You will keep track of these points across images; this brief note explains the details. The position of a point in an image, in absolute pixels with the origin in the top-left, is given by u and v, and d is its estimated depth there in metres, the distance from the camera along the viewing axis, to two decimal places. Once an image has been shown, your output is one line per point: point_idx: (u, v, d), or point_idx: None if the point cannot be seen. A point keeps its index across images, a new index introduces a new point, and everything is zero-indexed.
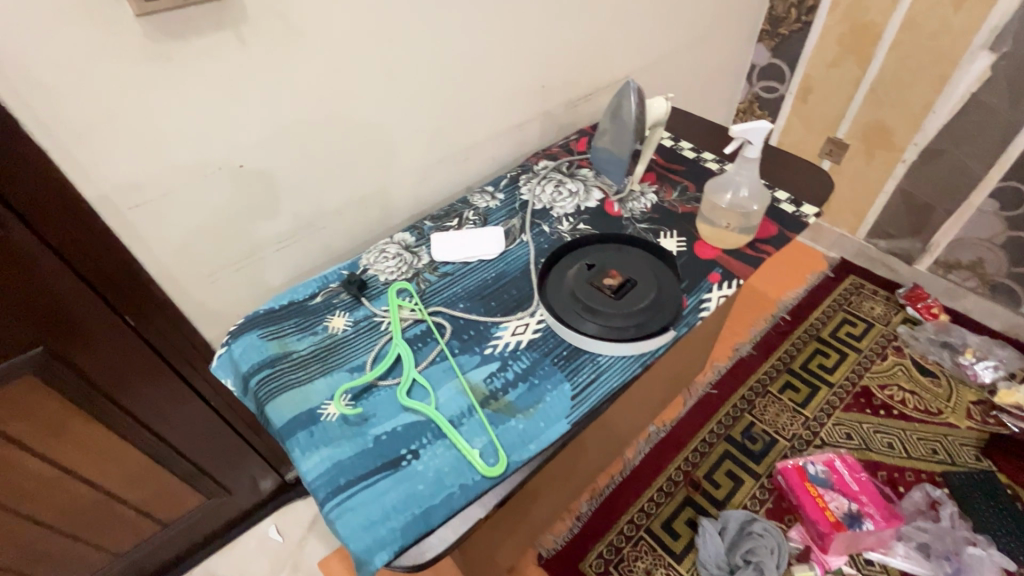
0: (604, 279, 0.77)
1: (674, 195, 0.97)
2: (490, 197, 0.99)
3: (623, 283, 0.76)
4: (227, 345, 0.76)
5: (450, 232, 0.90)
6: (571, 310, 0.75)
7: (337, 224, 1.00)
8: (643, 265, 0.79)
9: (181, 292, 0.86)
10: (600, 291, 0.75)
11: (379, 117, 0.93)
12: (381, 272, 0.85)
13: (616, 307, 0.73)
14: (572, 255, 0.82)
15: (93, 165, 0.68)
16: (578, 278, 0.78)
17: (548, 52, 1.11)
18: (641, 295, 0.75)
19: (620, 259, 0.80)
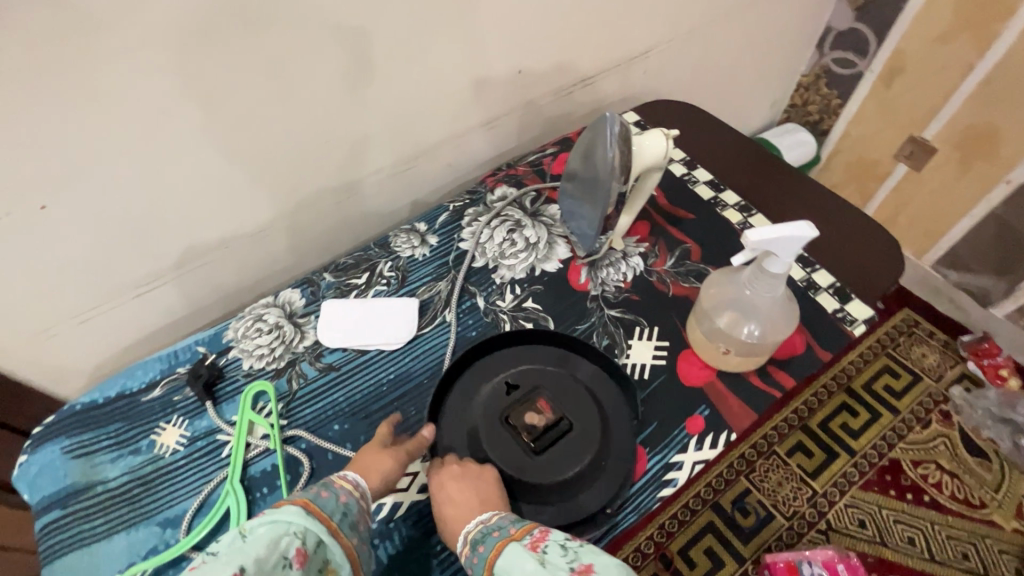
0: (527, 415, 0.53)
1: (667, 262, 0.69)
2: (418, 241, 0.74)
3: (551, 429, 0.52)
4: (26, 454, 0.58)
5: (350, 300, 0.67)
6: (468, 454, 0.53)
7: (223, 255, 0.77)
8: (591, 398, 0.55)
9: (3, 352, 0.67)
10: (514, 436, 0.52)
11: (266, 127, 0.67)
12: (247, 354, 0.64)
13: (529, 471, 0.51)
14: (499, 354, 0.58)
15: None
16: (492, 402, 0.54)
17: (528, 26, 0.80)
18: (571, 457, 0.51)
19: (560, 383, 0.55)
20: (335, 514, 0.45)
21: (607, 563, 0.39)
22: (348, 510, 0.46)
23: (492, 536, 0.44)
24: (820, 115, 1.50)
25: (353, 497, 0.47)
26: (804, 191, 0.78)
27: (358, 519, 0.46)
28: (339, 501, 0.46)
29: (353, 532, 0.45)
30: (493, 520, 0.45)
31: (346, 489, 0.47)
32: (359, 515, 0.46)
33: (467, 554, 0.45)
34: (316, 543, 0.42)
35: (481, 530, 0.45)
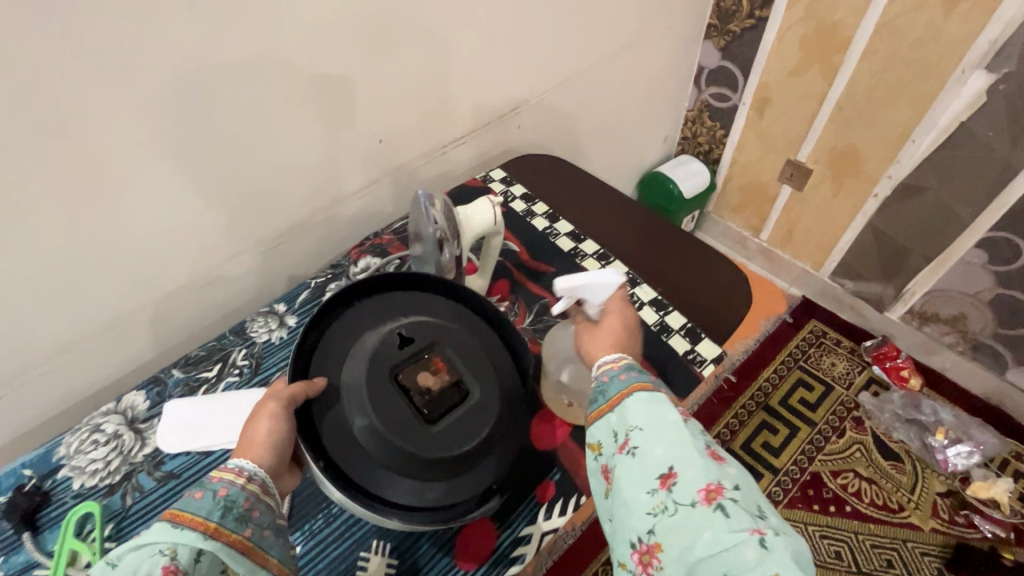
0: (421, 373, 0.51)
1: (526, 320, 0.70)
2: (276, 324, 0.72)
3: (447, 390, 0.50)
4: None
5: (194, 399, 0.64)
6: (353, 418, 0.48)
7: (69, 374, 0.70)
8: (483, 351, 0.54)
9: None
10: (408, 399, 0.49)
11: (98, 245, 0.62)
12: (78, 471, 0.59)
13: (417, 438, 0.48)
14: (379, 303, 0.55)
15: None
16: (383, 355, 0.50)
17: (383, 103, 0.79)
18: (475, 422, 0.50)
19: (454, 338, 0.53)
20: (209, 513, 0.43)
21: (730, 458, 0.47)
22: (239, 503, 0.44)
23: (631, 372, 0.52)
24: (709, 146, 1.57)
25: (235, 487, 0.45)
26: (661, 234, 0.81)
27: (247, 505, 0.45)
28: (217, 498, 0.44)
29: (241, 524, 0.44)
30: (629, 361, 0.53)
31: (227, 479, 0.45)
32: (247, 505, 0.45)
33: (604, 371, 0.53)
34: (194, 554, 0.41)
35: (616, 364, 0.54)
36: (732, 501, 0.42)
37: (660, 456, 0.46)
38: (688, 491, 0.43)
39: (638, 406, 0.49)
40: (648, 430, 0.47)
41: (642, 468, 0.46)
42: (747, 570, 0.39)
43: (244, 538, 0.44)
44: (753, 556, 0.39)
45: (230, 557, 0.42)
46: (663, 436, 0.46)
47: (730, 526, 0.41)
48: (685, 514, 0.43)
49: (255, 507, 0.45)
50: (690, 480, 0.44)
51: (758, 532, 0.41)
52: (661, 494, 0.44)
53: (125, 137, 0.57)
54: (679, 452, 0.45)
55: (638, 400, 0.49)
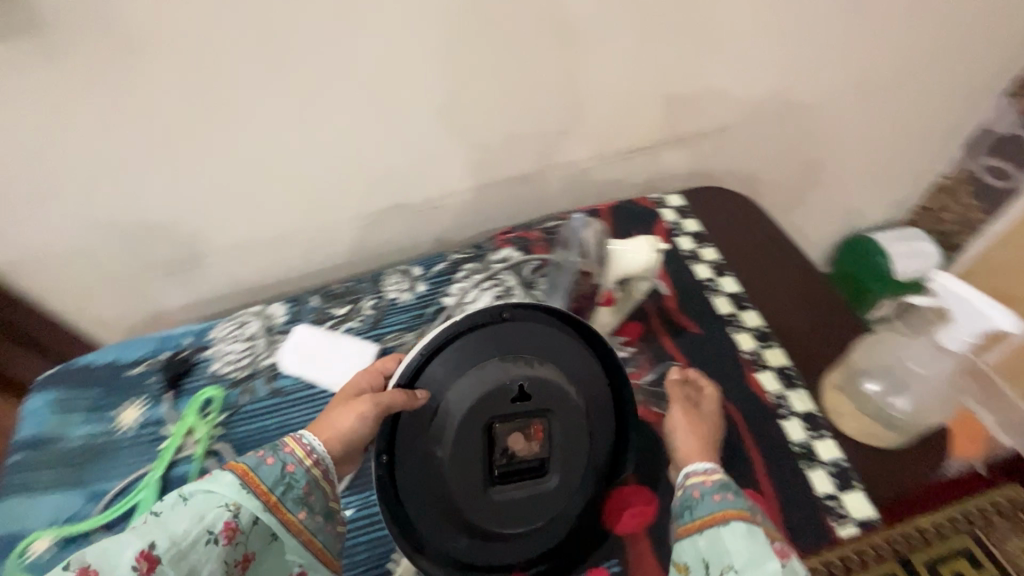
0: (513, 435, 0.47)
1: (646, 376, 0.62)
2: (407, 285, 0.74)
3: (529, 461, 0.48)
4: (28, 396, 0.68)
5: (320, 330, 0.68)
6: (425, 447, 0.47)
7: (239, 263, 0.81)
8: (589, 429, 0.49)
9: (49, 301, 0.77)
10: (485, 457, 0.46)
11: (278, 161, 0.70)
12: (219, 357, 0.68)
13: (476, 499, 0.46)
14: (528, 332, 0.49)
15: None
16: (497, 400, 0.45)
17: (565, 95, 0.74)
18: (542, 502, 0.48)
19: (574, 410, 0.47)
20: (275, 484, 0.44)
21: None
22: (298, 485, 0.46)
23: (726, 499, 0.46)
24: (954, 227, 1.24)
25: (302, 467, 0.46)
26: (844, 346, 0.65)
27: (305, 488, 0.46)
28: (284, 471, 0.45)
29: (300, 503, 0.45)
30: (723, 478, 0.48)
31: (297, 455, 0.46)
32: (304, 490, 0.46)
33: (694, 490, 0.48)
34: (253, 517, 0.43)
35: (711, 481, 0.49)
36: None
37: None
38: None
39: (733, 545, 0.43)
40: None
41: None
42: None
43: (296, 521, 0.45)
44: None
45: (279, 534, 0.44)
46: (750, 573, 0.41)
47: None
48: None
49: (311, 491, 0.46)
50: None
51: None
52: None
53: (318, 73, 0.62)
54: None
55: (734, 534, 0.43)
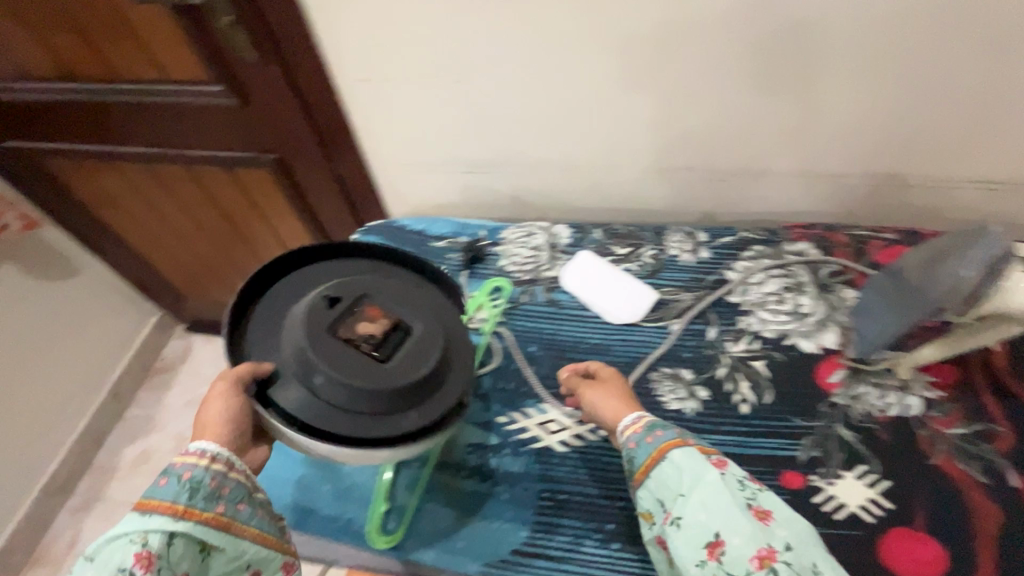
0: (359, 321, 0.56)
1: (955, 429, 0.55)
2: (690, 247, 0.73)
3: (383, 332, 0.55)
4: (356, 238, 0.82)
5: (603, 261, 0.71)
6: (318, 345, 0.53)
7: (524, 176, 0.90)
8: (366, 291, 0.58)
9: (378, 164, 0.92)
10: (348, 344, 0.54)
11: (601, 87, 0.75)
12: (507, 255, 0.75)
13: (367, 371, 0.53)
14: (307, 277, 0.61)
15: (340, 42, 0.75)
16: (319, 315, 0.54)
17: (855, 88, 0.69)
18: (421, 360, 0.55)
19: (392, 296, 0.59)
20: (177, 499, 0.48)
21: (777, 506, 0.45)
22: (205, 484, 0.50)
23: (670, 429, 0.49)
24: None
25: (199, 469, 0.50)
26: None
27: (215, 484, 0.50)
28: (181, 481, 0.49)
29: (207, 501, 0.49)
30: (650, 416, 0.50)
31: (189, 463, 0.50)
32: (213, 486, 0.50)
33: (630, 435, 0.50)
34: (165, 539, 0.47)
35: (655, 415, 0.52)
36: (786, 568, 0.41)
37: (701, 522, 0.44)
38: (743, 557, 0.41)
39: (677, 473, 0.46)
40: (692, 500, 0.45)
41: (687, 537, 0.44)
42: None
43: (220, 515, 0.50)
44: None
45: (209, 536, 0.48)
46: (699, 501, 0.44)
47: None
48: None
49: (230, 486, 0.51)
50: (737, 549, 0.42)
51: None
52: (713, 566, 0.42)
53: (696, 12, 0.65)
54: (729, 515, 0.43)
55: (687, 465, 0.46)
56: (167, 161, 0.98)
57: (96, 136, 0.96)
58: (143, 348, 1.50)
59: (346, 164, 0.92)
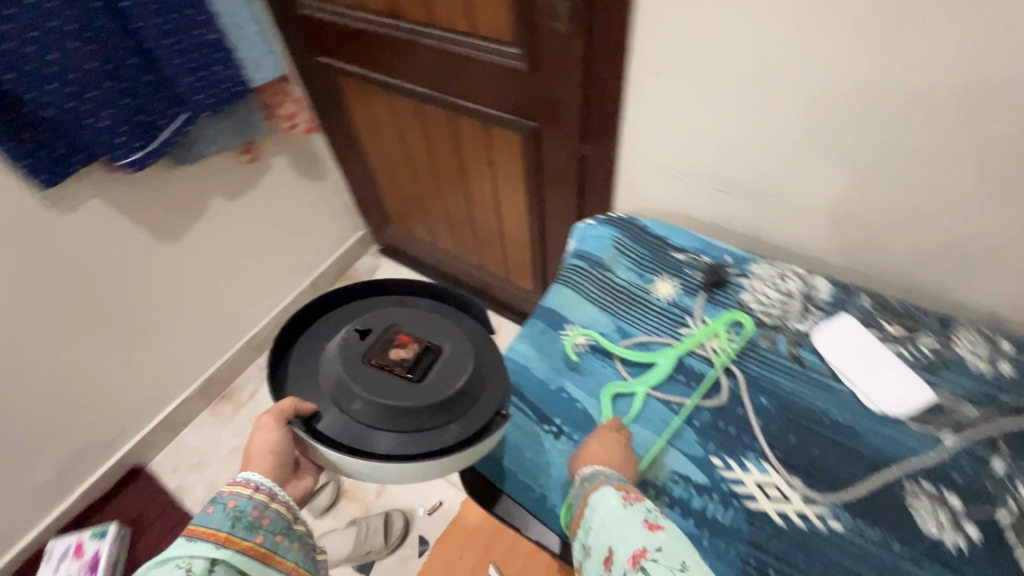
0: (392, 349, 0.66)
1: None
2: (985, 354, 0.61)
3: (416, 355, 0.65)
4: (593, 221, 0.81)
5: (869, 334, 0.63)
6: (359, 385, 0.63)
7: (783, 214, 0.82)
8: (414, 322, 0.70)
9: (628, 158, 0.91)
10: (383, 369, 0.64)
11: (935, 148, 0.64)
12: (753, 290, 0.69)
13: (408, 391, 0.63)
14: (334, 318, 0.73)
15: (659, 34, 0.73)
16: (353, 349, 0.66)
17: None
18: (454, 373, 0.64)
19: (419, 324, 0.70)
20: (222, 524, 0.60)
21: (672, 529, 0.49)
22: (247, 513, 0.63)
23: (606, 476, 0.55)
24: None
25: (243, 499, 0.63)
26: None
27: (256, 513, 0.63)
28: (227, 510, 0.62)
29: (246, 530, 0.61)
30: (599, 467, 0.56)
31: (236, 493, 0.64)
32: (253, 515, 0.63)
33: (577, 477, 0.57)
34: (208, 563, 0.58)
35: (610, 469, 0.56)
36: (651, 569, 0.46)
37: (602, 540, 0.50)
38: (622, 560, 0.47)
39: (591, 510, 0.52)
40: (598, 523, 0.51)
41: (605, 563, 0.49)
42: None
43: (257, 544, 0.61)
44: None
45: (247, 562, 0.60)
46: (603, 525, 0.50)
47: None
48: None
49: (265, 517, 0.64)
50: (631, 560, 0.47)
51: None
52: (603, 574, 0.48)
53: None
54: (619, 535, 0.49)
55: (598, 497, 0.52)
56: (438, 106, 1.08)
57: (391, 69, 1.08)
58: (347, 254, 1.71)
59: (600, 150, 0.92)
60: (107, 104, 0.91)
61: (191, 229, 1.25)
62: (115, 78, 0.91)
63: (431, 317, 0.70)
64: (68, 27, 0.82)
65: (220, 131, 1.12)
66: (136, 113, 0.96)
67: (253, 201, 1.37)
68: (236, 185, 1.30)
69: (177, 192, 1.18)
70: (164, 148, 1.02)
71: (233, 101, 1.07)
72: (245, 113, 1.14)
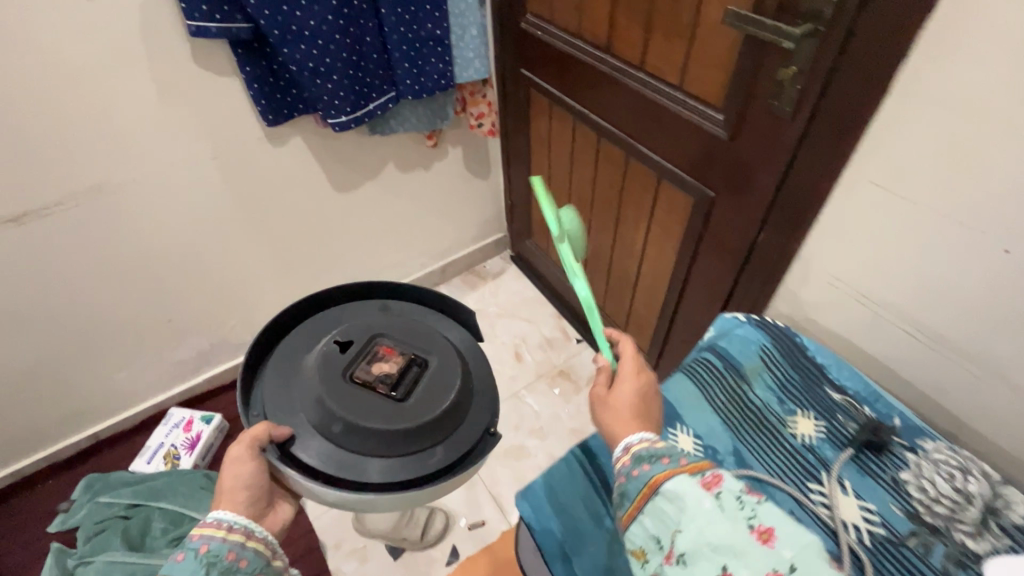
0: (375, 364, 0.74)
1: None
2: None
3: (399, 366, 0.74)
4: (743, 320, 0.73)
5: None
6: (344, 406, 0.70)
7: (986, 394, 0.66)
8: (384, 336, 0.78)
9: (803, 262, 0.81)
10: (367, 387, 0.72)
11: None
12: (918, 472, 0.57)
13: (396, 412, 0.70)
14: (309, 327, 0.80)
15: (899, 145, 0.62)
16: (335, 365, 0.73)
17: None
18: (437, 394, 0.72)
19: (401, 336, 0.79)
20: (194, 572, 0.59)
21: (787, 525, 0.44)
22: (223, 557, 0.62)
23: (662, 462, 0.51)
24: None
25: (216, 542, 0.63)
26: None
27: (232, 555, 0.63)
28: (197, 556, 0.61)
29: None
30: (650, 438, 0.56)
31: (207, 536, 0.63)
32: (229, 558, 0.62)
33: (627, 466, 0.54)
34: None
35: (653, 448, 0.54)
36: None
37: (689, 539, 0.45)
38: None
39: (673, 504, 0.47)
40: (691, 532, 0.46)
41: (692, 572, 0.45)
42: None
43: None
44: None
45: None
46: (692, 525, 0.46)
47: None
48: None
49: (242, 559, 0.63)
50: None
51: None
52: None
53: None
54: (722, 543, 0.44)
55: (672, 500, 0.47)
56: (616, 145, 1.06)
57: (584, 98, 1.08)
58: (481, 251, 1.77)
59: (776, 244, 0.83)
60: (336, 71, 1.01)
61: (362, 190, 1.38)
62: (348, 52, 1.01)
63: (413, 327, 0.80)
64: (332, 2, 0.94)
65: (417, 113, 1.22)
66: (354, 84, 1.06)
67: (420, 180, 1.47)
68: (411, 163, 1.40)
69: (363, 154, 1.30)
70: (365, 118, 1.12)
71: (436, 91, 1.16)
72: (442, 103, 1.23)
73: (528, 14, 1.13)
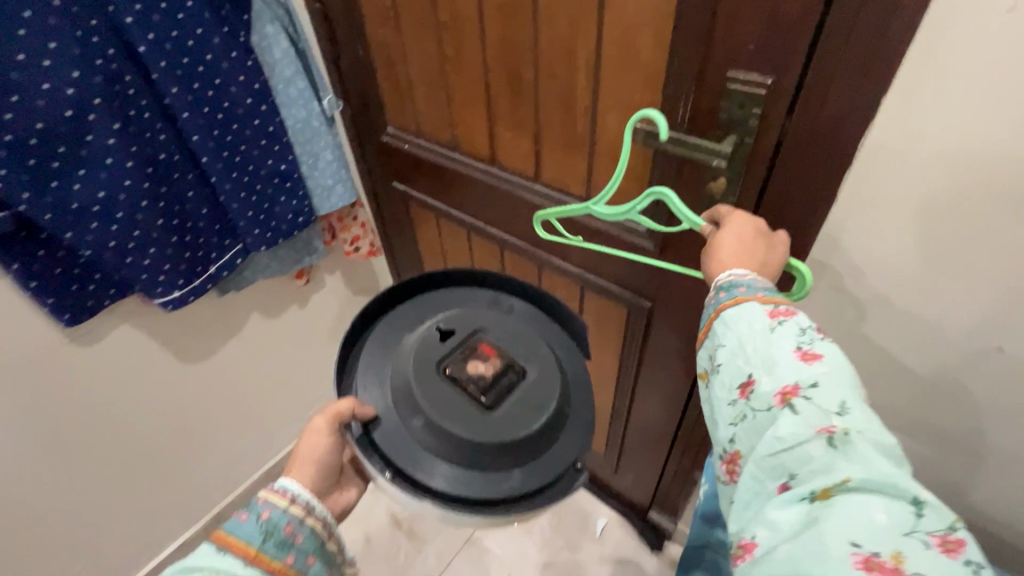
0: (471, 361, 0.59)
1: None
2: None
3: (501, 369, 0.58)
4: None
5: None
6: (426, 404, 0.56)
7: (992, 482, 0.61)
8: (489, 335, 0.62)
9: None
10: (457, 382, 0.57)
11: None
12: None
13: (479, 422, 0.56)
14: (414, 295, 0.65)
15: (856, 248, 0.56)
16: (430, 352, 0.59)
17: None
18: (528, 413, 0.57)
19: (510, 330, 0.62)
20: (252, 536, 0.46)
21: (833, 351, 0.41)
22: (280, 529, 0.48)
23: (737, 291, 0.48)
24: None
25: (278, 510, 0.49)
26: None
27: (290, 530, 0.48)
28: (258, 521, 0.47)
29: (275, 550, 0.47)
30: (751, 277, 0.48)
31: (272, 501, 0.49)
32: (288, 533, 0.48)
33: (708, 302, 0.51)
34: None
35: (739, 279, 0.48)
36: (807, 401, 0.39)
37: (738, 364, 0.45)
38: (767, 395, 0.41)
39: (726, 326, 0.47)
40: (730, 341, 0.46)
41: (726, 379, 0.45)
42: (815, 473, 0.36)
43: (289, 568, 0.47)
44: (826, 456, 0.36)
45: None
46: (737, 335, 0.45)
47: (801, 423, 0.38)
48: (761, 416, 0.41)
49: (300, 536, 0.49)
50: (762, 384, 0.42)
51: (832, 431, 0.37)
52: (739, 402, 0.43)
53: None
54: (761, 358, 0.43)
55: (732, 322, 0.46)
56: (526, 257, 0.92)
57: (475, 211, 0.95)
58: None
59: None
60: (151, 244, 0.77)
61: (223, 356, 1.09)
62: (164, 217, 0.77)
63: (521, 329, 0.62)
64: (126, 165, 0.70)
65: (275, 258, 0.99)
66: (183, 251, 0.81)
67: (297, 321, 1.21)
68: (283, 307, 1.16)
69: (216, 316, 1.03)
70: (207, 285, 0.87)
71: (295, 232, 0.95)
72: (307, 237, 1.02)
73: (388, 128, 0.98)
